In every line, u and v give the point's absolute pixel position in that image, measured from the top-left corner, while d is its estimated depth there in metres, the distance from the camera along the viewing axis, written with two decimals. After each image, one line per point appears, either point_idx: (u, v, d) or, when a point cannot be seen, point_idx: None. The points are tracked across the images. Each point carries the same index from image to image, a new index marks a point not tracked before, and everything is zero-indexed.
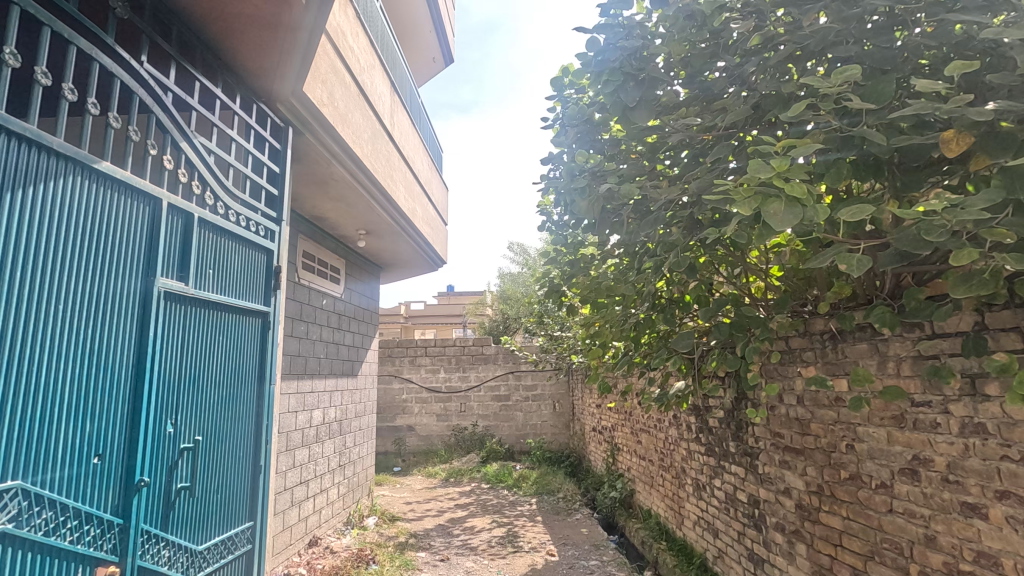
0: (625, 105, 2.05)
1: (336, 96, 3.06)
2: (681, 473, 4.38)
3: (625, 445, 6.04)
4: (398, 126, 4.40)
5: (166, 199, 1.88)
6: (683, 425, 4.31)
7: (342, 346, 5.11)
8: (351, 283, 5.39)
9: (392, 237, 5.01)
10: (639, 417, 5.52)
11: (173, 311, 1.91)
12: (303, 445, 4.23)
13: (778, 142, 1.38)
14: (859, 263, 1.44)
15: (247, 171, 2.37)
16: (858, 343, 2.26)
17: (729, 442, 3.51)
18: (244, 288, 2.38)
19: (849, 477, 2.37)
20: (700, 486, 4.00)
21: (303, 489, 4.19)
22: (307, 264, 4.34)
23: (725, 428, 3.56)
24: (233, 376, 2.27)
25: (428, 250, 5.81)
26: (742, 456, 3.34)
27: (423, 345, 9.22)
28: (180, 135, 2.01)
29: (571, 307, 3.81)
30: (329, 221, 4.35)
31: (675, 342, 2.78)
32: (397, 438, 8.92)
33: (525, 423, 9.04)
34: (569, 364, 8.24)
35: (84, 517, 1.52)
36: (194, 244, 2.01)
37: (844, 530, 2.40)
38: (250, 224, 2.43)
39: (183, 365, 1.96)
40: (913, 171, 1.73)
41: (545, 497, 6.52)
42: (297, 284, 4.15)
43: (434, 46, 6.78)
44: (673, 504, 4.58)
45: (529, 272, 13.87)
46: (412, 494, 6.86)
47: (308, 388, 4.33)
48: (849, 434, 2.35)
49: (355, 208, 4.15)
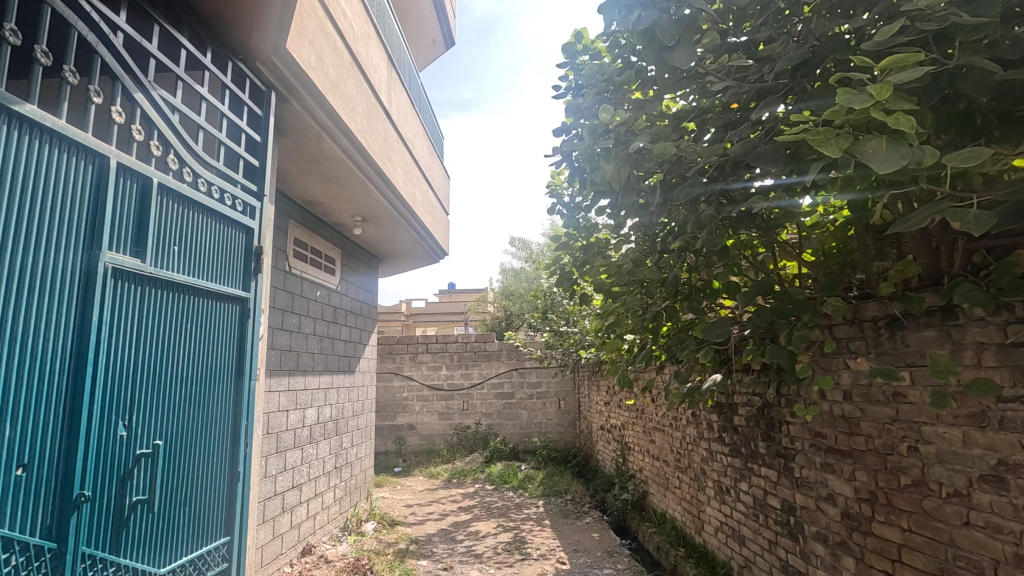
0: (661, 43, 1.75)
1: (326, 60, 2.76)
2: (702, 476, 4.08)
3: (637, 445, 5.74)
4: (396, 103, 4.09)
5: (116, 158, 1.57)
6: (702, 424, 4.02)
7: (338, 342, 4.82)
8: (347, 275, 5.08)
9: (390, 224, 4.71)
10: (652, 415, 5.22)
11: (128, 294, 1.62)
12: (296, 447, 3.93)
13: (876, 63, 1.09)
14: (977, 218, 1.19)
15: (221, 135, 2.06)
16: (924, 330, 1.96)
17: (758, 444, 3.21)
18: (217, 271, 2.08)
19: (911, 484, 2.07)
20: (724, 490, 3.70)
21: (295, 494, 3.89)
22: (300, 253, 4.04)
23: (753, 427, 3.26)
24: (205, 372, 1.98)
25: (429, 240, 5.52)
26: (774, 459, 3.03)
27: (425, 341, 8.92)
28: (134, 85, 1.67)
29: (584, 297, 3.50)
30: (322, 205, 4.05)
31: (706, 332, 2.43)
32: (398, 437, 8.64)
33: (530, 421, 8.74)
34: (575, 360, 7.94)
35: (2, 543, 1.22)
36: (152, 214, 1.70)
37: (905, 544, 2.10)
38: (225, 197, 2.13)
39: (143, 358, 1.67)
40: (1013, 119, 1.44)
41: (553, 499, 6.22)
42: (289, 274, 3.85)
43: (435, 28, 6.49)
44: (692, 508, 4.28)
45: (532, 267, 13.56)
46: (413, 496, 6.57)
47: (301, 385, 4.03)
48: (911, 434, 2.05)
49: (350, 192, 3.86)
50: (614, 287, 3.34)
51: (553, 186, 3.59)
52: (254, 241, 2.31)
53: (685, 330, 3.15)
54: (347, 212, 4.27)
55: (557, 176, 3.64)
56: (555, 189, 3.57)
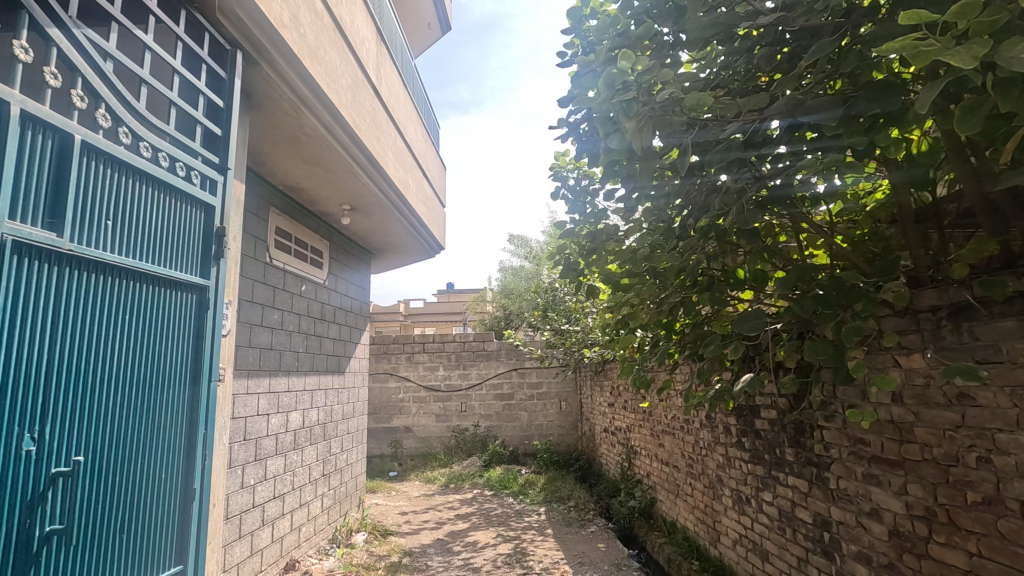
0: None
1: (302, 21, 2.46)
2: (717, 485, 3.78)
3: (644, 449, 5.44)
4: (385, 81, 3.79)
5: (22, 105, 1.26)
6: (718, 427, 3.72)
7: (326, 340, 4.50)
8: (336, 269, 4.77)
9: (381, 214, 4.40)
10: (661, 418, 4.92)
11: (39, 277, 1.31)
12: (278, 454, 3.62)
13: None
14: None
15: (170, 94, 1.74)
16: (1000, 320, 1.66)
17: (784, 452, 2.91)
18: (167, 253, 1.77)
19: (981, 501, 1.76)
20: (743, 501, 3.40)
21: (278, 506, 3.59)
22: (282, 243, 3.74)
23: (779, 432, 2.95)
24: (152, 374, 1.67)
25: (424, 233, 5.22)
26: (805, 469, 2.73)
27: (421, 341, 8.60)
28: (50, 19, 1.35)
29: (591, 290, 3.19)
30: (305, 192, 3.74)
31: (738, 324, 2.10)
32: (393, 440, 8.33)
33: (530, 423, 8.44)
34: (576, 359, 7.64)
35: None
36: (73, 179, 1.39)
37: (973, 571, 1.80)
38: (177, 168, 1.81)
39: (62, 356, 1.36)
40: None
41: (555, 505, 5.92)
42: (269, 266, 3.54)
43: (430, 12, 6.16)
44: (706, 518, 3.98)
45: (531, 265, 13.26)
46: (409, 502, 6.26)
47: (284, 388, 3.72)
48: (982, 443, 1.75)
49: (335, 177, 3.55)
50: (625, 279, 3.04)
51: (556, 170, 3.32)
52: (214, 221, 2.00)
53: (705, 325, 2.84)
54: (334, 200, 3.96)
55: (560, 158, 3.38)
56: (558, 171, 3.31)
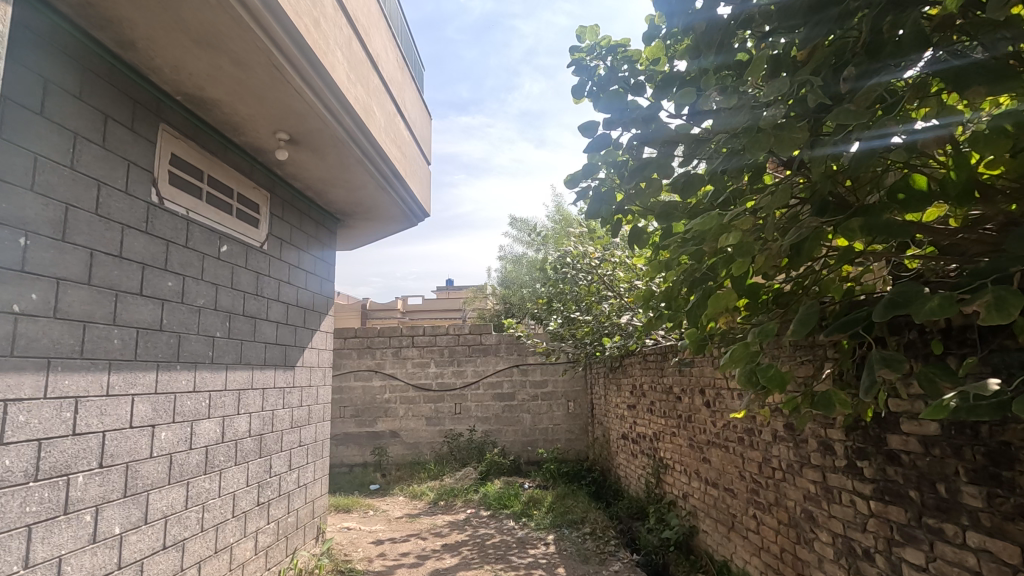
0: None
1: None
2: (805, 525, 2.65)
3: (679, 466, 4.31)
4: None
5: None
6: (810, 441, 2.58)
7: (266, 324, 3.39)
8: (282, 232, 3.63)
9: (336, 154, 3.25)
10: (707, 425, 3.79)
11: None
12: (174, 484, 2.49)
13: None
14: None
15: None
16: None
17: (957, 490, 1.77)
18: None
19: None
20: (858, 558, 2.27)
21: (171, 560, 2.46)
22: (181, 180, 2.61)
23: (942, 458, 1.82)
24: None
25: (400, 190, 4.08)
26: (1010, 525, 1.60)
27: (410, 333, 7.48)
28: None
29: (637, 234, 2.11)
30: (215, 106, 2.61)
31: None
32: (377, 447, 7.24)
33: (534, 427, 7.33)
34: (589, 355, 6.51)
35: None
36: None
37: None
38: None
39: None
40: None
41: (567, 532, 4.80)
42: (155, 209, 2.41)
43: None
44: (784, 569, 2.85)
45: (534, 255, 12.10)
46: (388, 527, 5.13)
47: (187, 388, 2.60)
48: None
49: (254, 79, 2.42)
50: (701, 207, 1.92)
51: (576, 58, 2.18)
52: None
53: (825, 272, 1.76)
54: (265, 124, 2.83)
55: (584, 36, 2.22)
56: (582, 58, 2.17)
